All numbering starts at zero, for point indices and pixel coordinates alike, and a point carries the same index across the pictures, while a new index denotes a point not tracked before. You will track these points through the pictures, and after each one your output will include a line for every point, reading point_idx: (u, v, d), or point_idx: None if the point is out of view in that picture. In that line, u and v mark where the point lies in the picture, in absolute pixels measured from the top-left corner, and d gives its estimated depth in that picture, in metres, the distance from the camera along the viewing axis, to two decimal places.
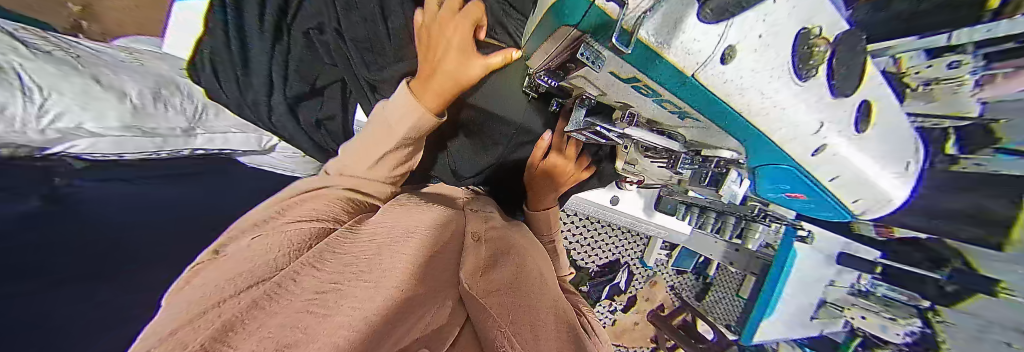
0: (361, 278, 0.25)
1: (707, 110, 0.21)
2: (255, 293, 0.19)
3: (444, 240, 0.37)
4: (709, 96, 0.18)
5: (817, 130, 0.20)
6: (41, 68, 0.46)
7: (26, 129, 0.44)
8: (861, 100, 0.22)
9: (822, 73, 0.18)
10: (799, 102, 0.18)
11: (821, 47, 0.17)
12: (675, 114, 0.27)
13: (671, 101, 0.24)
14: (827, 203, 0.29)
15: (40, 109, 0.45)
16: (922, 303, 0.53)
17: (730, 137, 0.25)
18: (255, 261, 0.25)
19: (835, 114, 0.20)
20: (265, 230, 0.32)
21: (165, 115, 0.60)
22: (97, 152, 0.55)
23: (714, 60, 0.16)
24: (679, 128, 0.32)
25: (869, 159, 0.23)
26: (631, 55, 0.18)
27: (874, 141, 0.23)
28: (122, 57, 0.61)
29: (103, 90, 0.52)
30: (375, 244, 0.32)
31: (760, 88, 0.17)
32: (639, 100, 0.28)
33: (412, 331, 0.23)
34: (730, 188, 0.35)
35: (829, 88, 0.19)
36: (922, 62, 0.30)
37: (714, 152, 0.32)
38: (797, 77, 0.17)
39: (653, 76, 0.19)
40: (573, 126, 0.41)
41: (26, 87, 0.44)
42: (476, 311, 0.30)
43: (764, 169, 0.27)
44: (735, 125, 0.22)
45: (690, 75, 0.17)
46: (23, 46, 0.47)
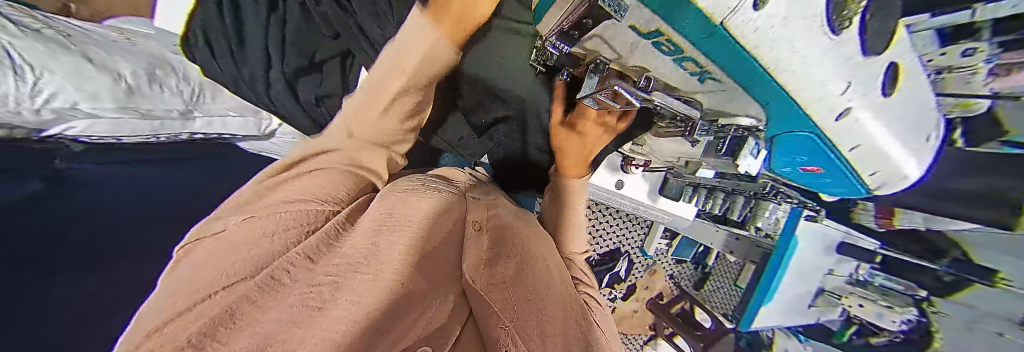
0: (357, 270, 0.24)
1: (733, 67, 0.20)
2: (246, 287, 0.20)
3: (444, 229, 0.36)
4: (737, 46, 0.17)
5: (844, 91, 0.19)
6: (31, 47, 0.47)
7: (19, 107, 0.46)
8: (889, 62, 0.20)
9: (856, 26, 0.16)
10: (827, 59, 0.17)
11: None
12: (696, 75, 0.27)
13: (693, 59, 0.23)
14: (840, 174, 0.30)
15: (32, 88, 0.46)
16: (919, 293, 0.62)
17: (757, 103, 0.25)
18: (253, 247, 0.25)
19: (863, 73, 0.19)
20: (260, 212, 0.31)
21: (160, 97, 0.60)
22: (96, 135, 0.54)
23: (745, 6, 0.14)
24: (698, 94, 0.32)
25: (887, 127, 0.23)
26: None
27: (895, 110, 0.23)
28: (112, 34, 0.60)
29: (95, 70, 0.52)
30: (378, 228, 0.31)
31: (791, 40, 0.15)
32: (659, 60, 0.28)
33: (411, 331, 0.22)
34: (747, 158, 0.41)
35: (860, 46, 0.18)
36: (935, 49, 0.32)
37: (735, 119, 0.33)
38: (829, 30, 0.16)
39: (679, 25, 0.19)
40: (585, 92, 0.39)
41: (16, 65, 0.45)
42: (480, 307, 0.30)
43: (789, 136, 0.27)
44: (763, 84, 0.21)
45: (720, 23, 0.16)
46: (10, 25, 0.47)
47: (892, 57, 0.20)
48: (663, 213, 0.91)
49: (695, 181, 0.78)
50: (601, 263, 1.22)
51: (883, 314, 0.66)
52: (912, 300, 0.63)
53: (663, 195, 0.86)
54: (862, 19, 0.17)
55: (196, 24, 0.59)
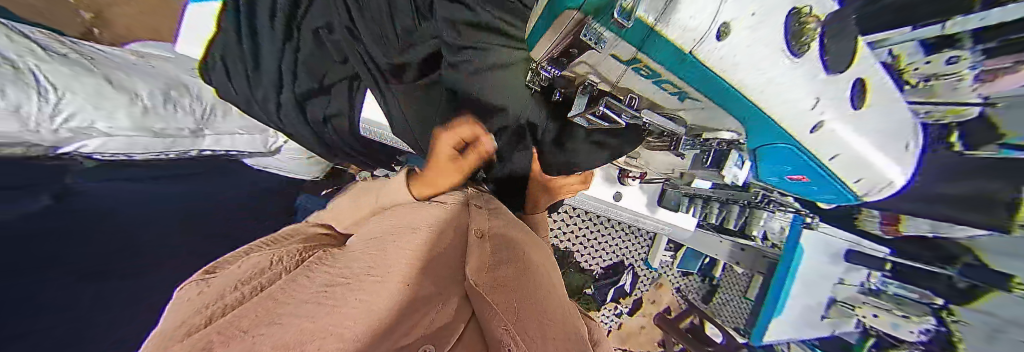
0: (354, 297, 0.25)
1: (707, 88, 0.21)
2: None
3: (444, 241, 0.37)
4: (708, 72, 0.18)
5: (813, 106, 0.21)
6: (57, 70, 0.47)
7: (40, 128, 0.45)
8: (852, 79, 0.23)
9: (812, 51, 0.19)
10: (793, 77, 0.19)
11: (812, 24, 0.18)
12: (675, 95, 0.28)
13: (671, 82, 0.24)
14: (827, 181, 0.30)
15: (54, 109, 0.45)
16: (935, 301, 0.59)
17: (732, 117, 0.26)
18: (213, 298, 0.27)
19: (827, 90, 0.21)
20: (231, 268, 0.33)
21: (174, 116, 0.61)
22: (108, 152, 0.55)
23: (710, 37, 0.16)
24: (680, 111, 0.33)
25: (862, 136, 0.24)
26: (630, 32, 0.18)
27: (868, 119, 0.24)
28: (131, 59, 0.63)
29: (115, 91, 0.53)
30: (369, 256, 0.33)
31: (755, 64, 0.17)
32: (640, 83, 0.29)
33: (410, 331, 0.23)
34: (731, 169, 0.41)
35: (821, 65, 0.20)
36: (919, 59, 0.33)
37: (716, 133, 0.34)
38: (791, 53, 0.18)
39: (653, 54, 0.20)
40: (577, 111, 0.40)
41: (42, 87, 0.45)
42: (482, 308, 0.28)
43: (766, 149, 0.28)
44: (736, 104, 0.22)
45: (689, 53, 0.17)
46: (40, 49, 0.48)
47: (854, 74, 0.22)
48: (663, 223, 0.90)
49: (691, 192, 0.78)
50: (605, 277, 1.20)
51: (898, 323, 0.63)
52: (930, 309, 0.60)
53: (663, 206, 0.86)
54: (820, 42, 0.19)
55: (217, 50, 0.64)
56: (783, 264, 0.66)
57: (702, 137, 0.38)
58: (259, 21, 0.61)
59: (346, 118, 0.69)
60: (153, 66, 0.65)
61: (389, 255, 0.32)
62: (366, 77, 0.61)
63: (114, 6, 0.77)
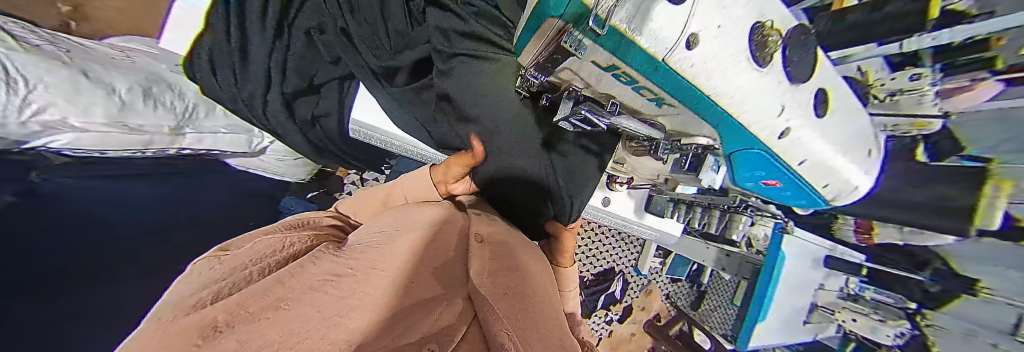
0: (326, 291, 0.25)
1: (680, 94, 0.23)
2: (229, 304, 0.20)
3: (450, 244, 0.38)
4: (679, 79, 0.20)
5: (779, 113, 0.23)
6: (29, 61, 0.45)
7: (6, 121, 0.43)
8: (816, 89, 0.25)
9: (773, 63, 0.21)
10: (756, 85, 0.20)
11: (774, 38, 0.21)
12: (652, 100, 0.29)
13: (647, 87, 0.25)
14: (794, 187, 0.32)
15: (22, 102, 0.43)
16: (911, 306, 0.61)
17: (705, 122, 0.27)
18: (214, 275, 0.26)
19: (789, 98, 0.23)
20: (250, 245, 0.34)
21: (153, 112, 0.58)
22: (79, 147, 0.53)
23: (680, 45, 0.17)
24: (659, 118, 0.34)
25: (824, 142, 0.26)
26: (606, 39, 0.20)
27: (830, 126, 0.26)
28: (114, 53, 0.61)
29: (91, 84, 0.51)
30: (371, 255, 0.32)
31: (720, 72, 0.19)
32: (620, 89, 0.30)
33: (416, 329, 0.21)
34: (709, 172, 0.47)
35: (785, 75, 0.22)
36: (887, 75, 0.38)
37: (694, 139, 0.36)
38: (754, 63, 0.20)
39: (628, 60, 0.21)
40: (561, 115, 0.42)
41: (11, 80, 0.42)
42: (482, 305, 0.28)
43: (739, 154, 0.29)
44: (705, 109, 0.23)
45: (660, 61, 0.18)
46: (12, 40, 0.46)
47: (816, 84, 0.25)
48: (649, 228, 0.91)
49: (676, 197, 0.80)
50: (596, 284, 1.20)
51: (876, 328, 0.65)
52: (905, 314, 0.62)
53: (649, 211, 0.88)
54: (782, 55, 0.22)
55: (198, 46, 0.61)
56: (766, 268, 0.68)
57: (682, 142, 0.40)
58: (247, 10, 0.58)
59: (334, 117, 0.69)
60: (134, 61, 0.63)
61: (395, 248, 0.33)
62: (363, 74, 0.61)
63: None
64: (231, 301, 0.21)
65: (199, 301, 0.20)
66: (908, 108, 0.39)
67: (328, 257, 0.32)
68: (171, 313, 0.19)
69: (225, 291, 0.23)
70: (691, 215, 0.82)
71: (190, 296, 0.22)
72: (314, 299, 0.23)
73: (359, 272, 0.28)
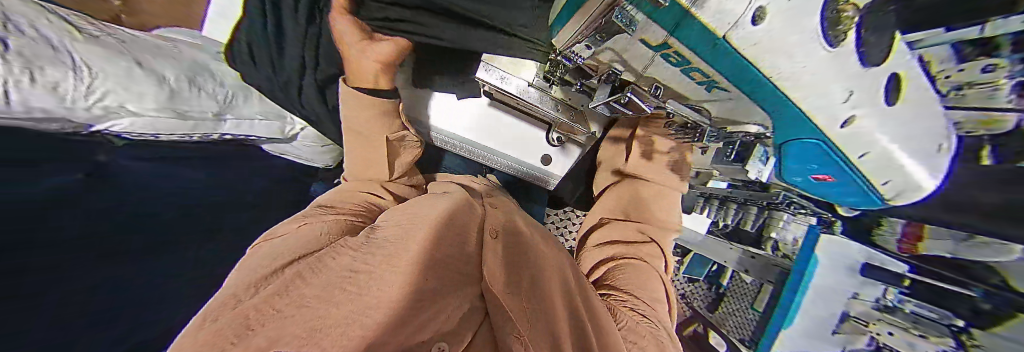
0: (349, 288, 0.26)
1: (736, 76, 0.23)
2: (255, 304, 0.22)
3: (463, 239, 0.39)
4: (739, 58, 0.20)
5: (846, 99, 0.22)
6: (90, 50, 0.45)
7: (75, 106, 0.43)
8: (888, 73, 0.23)
9: (850, 40, 0.19)
10: (833, 67, 0.19)
11: (849, 13, 0.19)
12: (701, 84, 0.29)
13: (699, 69, 0.25)
14: (852, 182, 0.30)
15: (88, 88, 0.44)
16: (956, 322, 0.53)
17: (758, 107, 0.27)
18: (258, 267, 0.30)
19: (862, 82, 0.21)
20: (294, 231, 0.38)
21: (198, 99, 0.59)
22: (136, 131, 0.54)
23: (745, 21, 0.17)
24: (705, 103, 0.34)
25: (895, 134, 0.25)
26: (667, 11, 0.20)
27: (904, 120, 0.25)
28: (161, 44, 0.62)
29: (144, 74, 0.51)
30: (388, 249, 0.33)
31: (790, 52, 0.18)
32: (667, 71, 0.30)
33: (434, 322, 0.24)
34: (755, 164, 0.44)
35: (860, 58, 0.20)
36: (954, 65, 0.34)
37: (743, 127, 0.35)
38: (826, 42, 0.18)
39: (683, 37, 0.21)
40: (598, 100, 0.43)
41: (77, 66, 0.43)
42: (496, 309, 0.31)
43: (795, 144, 0.29)
44: (758, 89, 0.23)
45: (722, 37, 0.18)
46: (74, 31, 0.46)
47: (889, 69, 0.23)
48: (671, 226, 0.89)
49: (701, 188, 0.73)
50: None
51: (916, 343, 0.57)
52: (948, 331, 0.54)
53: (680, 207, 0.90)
54: (857, 34, 0.20)
55: (240, 35, 0.60)
56: (796, 272, 0.62)
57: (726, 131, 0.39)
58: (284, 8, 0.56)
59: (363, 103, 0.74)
60: (182, 52, 0.64)
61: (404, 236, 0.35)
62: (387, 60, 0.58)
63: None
64: (256, 302, 0.22)
65: (234, 302, 0.23)
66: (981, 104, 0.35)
67: (347, 250, 0.33)
68: (219, 309, 0.22)
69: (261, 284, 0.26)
70: (727, 211, 0.87)
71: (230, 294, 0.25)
72: (333, 296, 0.24)
73: (376, 268, 0.29)
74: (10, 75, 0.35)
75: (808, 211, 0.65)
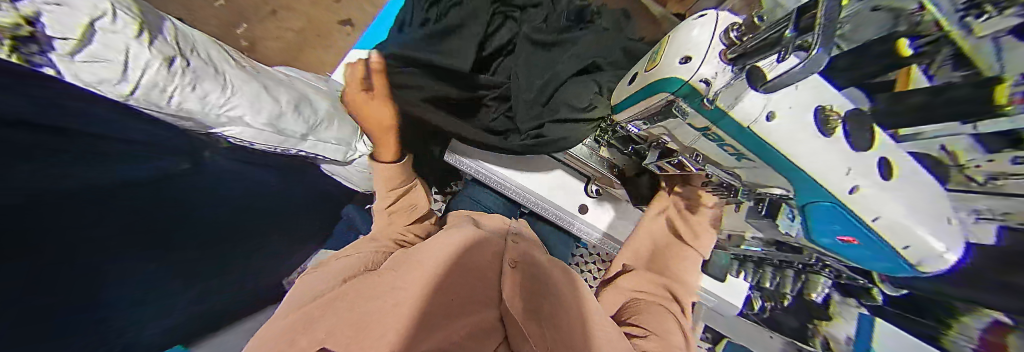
0: (382, 306, 0.33)
1: (763, 154, 0.30)
2: (303, 333, 0.30)
3: (483, 265, 0.44)
4: (760, 141, 0.29)
5: (846, 172, 0.26)
6: (238, 76, 0.60)
7: (211, 112, 0.55)
8: (879, 158, 0.27)
9: (839, 134, 0.27)
10: (833, 148, 0.26)
11: (834, 118, 0.27)
12: (733, 155, 0.35)
13: (731, 145, 0.33)
14: (879, 249, 0.29)
15: (225, 101, 0.56)
16: None
17: (778, 175, 0.32)
18: (322, 286, 0.39)
19: (859, 162, 0.26)
20: (335, 260, 0.46)
21: (295, 119, 0.68)
22: (240, 138, 0.62)
23: (761, 119, 0.28)
24: (737, 170, 0.38)
25: (905, 205, 0.26)
26: (710, 111, 0.30)
27: (911, 195, 0.26)
28: (281, 76, 0.76)
29: (267, 95, 0.64)
30: (416, 269, 0.38)
31: (799, 137, 0.27)
32: (705, 145, 0.37)
33: (450, 337, 0.33)
34: (785, 219, 0.37)
35: (848, 144, 0.26)
36: (983, 155, 0.25)
37: (767, 189, 0.36)
38: (820, 132, 0.27)
39: (720, 125, 0.31)
40: (652, 160, 0.48)
41: (228, 85, 0.57)
42: (517, 338, 0.37)
43: (814, 207, 0.30)
44: (779, 163, 0.29)
45: (748, 126, 0.28)
46: (232, 62, 0.62)
47: (880, 154, 0.27)
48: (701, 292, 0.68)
49: (738, 254, 0.63)
50: None
51: None
52: None
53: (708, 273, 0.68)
54: (845, 130, 0.27)
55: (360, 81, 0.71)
56: None
57: (755, 194, 0.40)
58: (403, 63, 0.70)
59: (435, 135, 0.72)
60: (295, 84, 0.77)
61: (424, 259, 0.40)
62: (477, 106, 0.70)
63: (280, 49, 1.12)
64: (313, 327, 0.31)
65: (301, 329, 0.31)
66: (967, 198, 0.27)
67: (376, 274, 0.40)
68: (303, 317, 0.34)
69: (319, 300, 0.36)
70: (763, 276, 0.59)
71: (298, 317, 0.34)
72: (347, 331, 0.31)
73: (404, 287, 0.35)
74: (179, 83, 0.48)
75: (819, 272, 0.47)
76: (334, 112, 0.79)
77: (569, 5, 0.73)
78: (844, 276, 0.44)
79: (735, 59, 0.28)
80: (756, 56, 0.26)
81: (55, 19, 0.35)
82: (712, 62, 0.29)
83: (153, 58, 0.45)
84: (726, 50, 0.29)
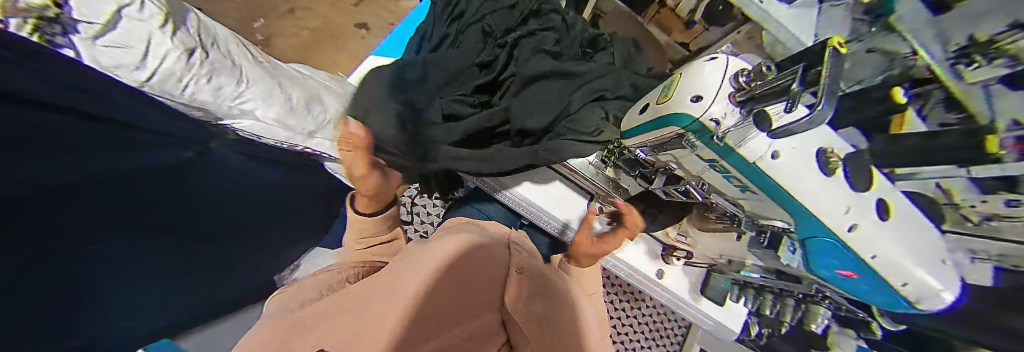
0: (367, 313, 0.33)
1: (767, 189, 0.31)
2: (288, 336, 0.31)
3: (478, 271, 0.43)
4: (768, 179, 0.30)
5: (846, 211, 0.28)
6: (254, 71, 0.62)
7: (223, 102, 0.57)
8: (875, 199, 0.28)
9: (839, 175, 0.28)
10: (830, 188, 0.28)
11: (834, 159, 0.29)
12: (737, 186, 0.36)
13: (736, 177, 0.34)
14: (876, 284, 0.29)
15: (238, 94, 0.58)
16: None
17: (781, 210, 0.32)
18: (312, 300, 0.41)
19: (858, 202, 0.28)
20: (323, 280, 0.47)
21: (304, 117, 0.68)
22: (248, 132, 0.64)
23: (767, 157, 0.29)
24: (740, 200, 0.39)
25: (899, 242, 0.27)
26: (719, 147, 0.31)
27: (903, 232, 0.27)
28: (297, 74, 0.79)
29: (279, 92, 0.65)
30: (406, 273, 0.38)
31: (801, 177, 0.28)
32: (710, 175, 0.38)
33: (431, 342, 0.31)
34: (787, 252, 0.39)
35: (849, 184, 0.28)
36: (978, 196, 0.26)
37: (769, 221, 0.37)
38: (824, 173, 0.28)
39: (727, 159, 0.32)
40: (658, 184, 0.50)
41: (242, 79, 0.59)
42: None
43: (813, 241, 0.31)
44: (783, 199, 0.30)
45: (753, 163, 0.30)
46: (253, 58, 0.64)
47: (878, 194, 0.28)
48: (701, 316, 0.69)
49: (737, 279, 0.61)
50: None
51: None
52: None
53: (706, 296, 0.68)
54: (846, 172, 0.28)
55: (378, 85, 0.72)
56: None
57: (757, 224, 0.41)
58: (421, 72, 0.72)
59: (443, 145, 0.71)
60: (309, 83, 0.77)
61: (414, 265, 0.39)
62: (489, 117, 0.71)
63: (293, 46, 1.13)
64: (300, 333, 0.31)
65: (289, 332, 0.32)
66: (962, 240, 0.28)
67: (369, 282, 0.40)
68: (286, 325, 0.34)
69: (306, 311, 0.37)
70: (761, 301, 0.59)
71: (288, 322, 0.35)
72: (331, 331, 0.31)
73: (388, 293, 0.35)
74: (194, 72, 0.51)
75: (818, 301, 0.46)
76: None
77: (583, 32, 0.79)
78: (843, 308, 0.43)
79: (744, 101, 0.29)
80: (764, 102, 0.26)
81: (84, 4, 0.40)
82: (722, 102, 0.29)
83: (174, 49, 0.48)
84: (735, 92, 0.29)
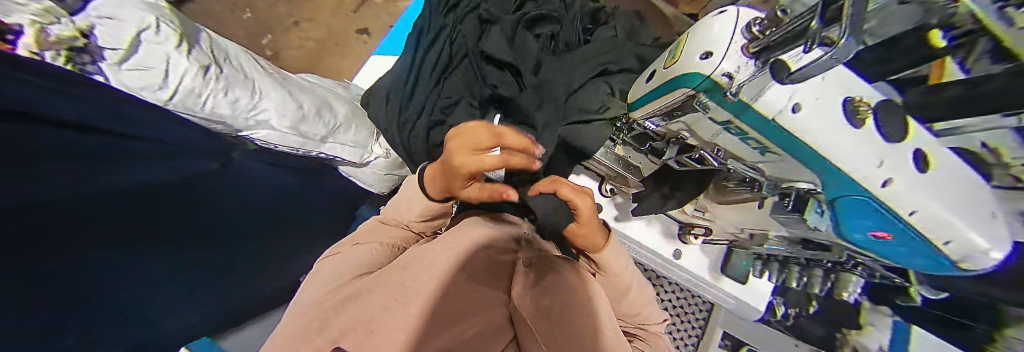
0: (390, 305, 0.34)
1: (789, 146, 0.29)
2: (320, 321, 0.33)
3: (491, 266, 0.45)
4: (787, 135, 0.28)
5: (879, 164, 0.25)
6: (266, 83, 0.65)
7: (239, 116, 0.59)
8: (913, 150, 0.26)
9: (870, 125, 0.26)
10: (863, 140, 0.26)
11: (863, 108, 0.27)
12: (757, 149, 0.34)
13: (755, 139, 0.33)
14: (916, 243, 0.27)
15: (252, 106, 0.60)
16: None
17: (806, 168, 0.31)
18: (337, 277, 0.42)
19: (891, 153, 0.25)
20: (346, 250, 0.47)
21: (314, 123, 0.70)
22: (265, 141, 0.66)
23: (787, 110, 0.27)
24: (761, 164, 0.37)
25: (942, 199, 0.25)
26: (733, 104, 0.30)
27: (946, 187, 0.25)
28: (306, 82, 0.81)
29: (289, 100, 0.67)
30: (426, 265, 0.39)
31: (830, 128, 0.26)
32: (727, 140, 0.37)
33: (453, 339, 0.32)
34: (814, 215, 0.37)
35: (879, 135, 0.26)
36: None
37: (793, 184, 0.35)
38: (850, 123, 0.26)
39: (742, 118, 0.31)
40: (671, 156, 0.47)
41: (256, 91, 0.61)
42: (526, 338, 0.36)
43: (845, 201, 0.30)
44: (806, 155, 0.29)
45: (772, 119, 0.28)
46: (264, 70, 0.67)
47: (915, 145, 0.26)
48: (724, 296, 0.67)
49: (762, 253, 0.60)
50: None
51: None
52: None
53: (728, 275, 0.66)
54: (875, 121, 0.27)
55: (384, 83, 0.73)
56: None
57: (780, 188, 0.39)
58: (425, 67, 0.73)
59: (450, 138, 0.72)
60: (317, 89, 0.80)
61: (434, 257, 0.41)
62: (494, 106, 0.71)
63: (300, 57, 1.17)
64: (328, 322, 0.33)
65: (316, 318, 0.34)
66: None
67: (391, 270, 0.40)
68: (314, 309, 0.36)
69: (333, 295, 0.38)
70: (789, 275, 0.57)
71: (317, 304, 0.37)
72: (359, 318, 0.33)
73: (407, 287, 0.36)
74: (211, 89, 0.53)
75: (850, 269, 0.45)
76: (350, 115, 0.80)
77: (582, 9, 0.78)
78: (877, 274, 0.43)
79: (757, 52, 0.29)
80: (779, 49, 0.26)
81: (105, 32, 0.42)
82: (733, 57, 0.30)
83: (191, 66, 0.50)
84: (748, 44, 0.29)
